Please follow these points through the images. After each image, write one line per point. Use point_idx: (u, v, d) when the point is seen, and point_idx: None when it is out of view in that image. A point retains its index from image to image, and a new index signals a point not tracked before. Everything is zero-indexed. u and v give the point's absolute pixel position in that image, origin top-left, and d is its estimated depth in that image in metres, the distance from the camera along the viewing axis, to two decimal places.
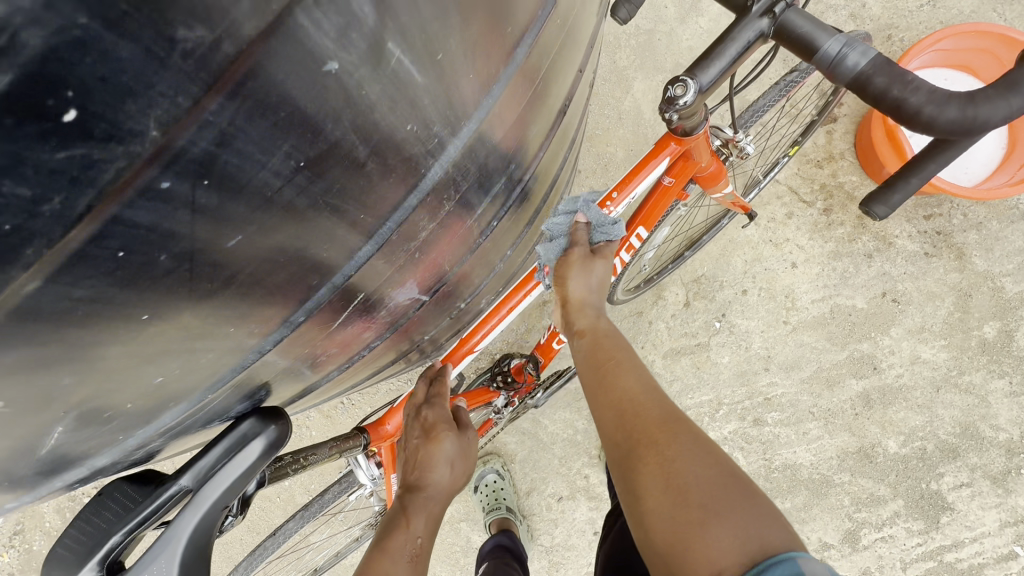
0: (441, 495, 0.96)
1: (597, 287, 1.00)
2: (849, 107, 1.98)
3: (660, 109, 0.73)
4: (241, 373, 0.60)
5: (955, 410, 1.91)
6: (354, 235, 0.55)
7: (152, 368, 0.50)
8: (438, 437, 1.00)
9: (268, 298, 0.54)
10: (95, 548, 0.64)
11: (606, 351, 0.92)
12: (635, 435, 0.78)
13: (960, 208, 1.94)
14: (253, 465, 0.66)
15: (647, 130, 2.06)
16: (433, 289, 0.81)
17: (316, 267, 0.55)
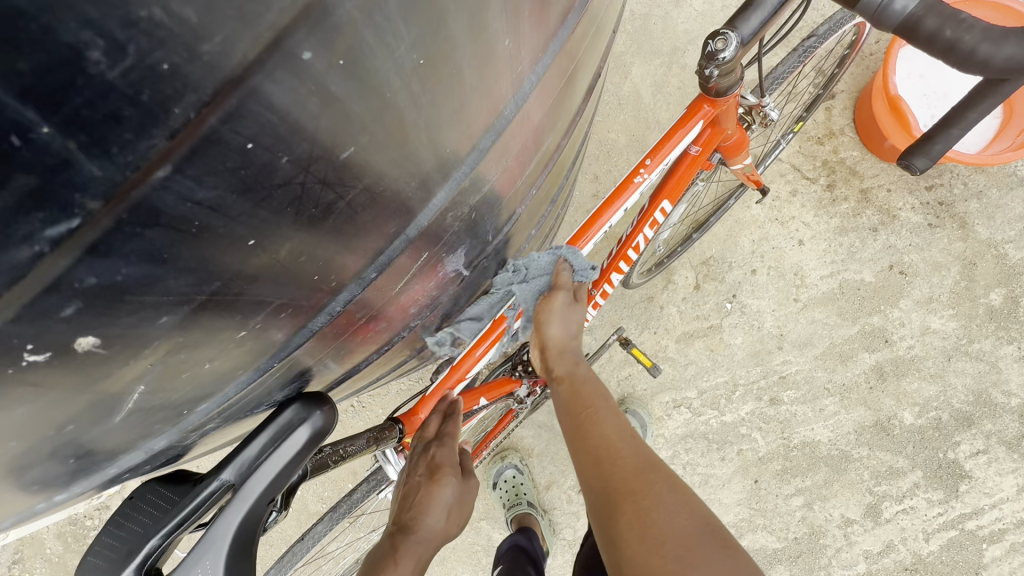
0: (433, 546, 0.87)
1: (572, 332, 1.00)
2: (846, 82, 1.99)
3: (700, 64, 0.72)
4: (284, 361, 0.55)
5: (967, 378, 1.93)
6: (406, 206, 0.51)
7: (212, 343, 0.45)
8: (444, 473, 0.93)
9: (319, 273, 0.49)
10: (131, 554, 0.59)
11: (584, 399, 0.90)
12: (614, 485, 0.76)
13: (960, 177, 1.96)
14: (297, 458, 0.60)
15: (647, 114, 2.06)
16: (472, 266, 0.76)
17: (367, 240, 0.50)
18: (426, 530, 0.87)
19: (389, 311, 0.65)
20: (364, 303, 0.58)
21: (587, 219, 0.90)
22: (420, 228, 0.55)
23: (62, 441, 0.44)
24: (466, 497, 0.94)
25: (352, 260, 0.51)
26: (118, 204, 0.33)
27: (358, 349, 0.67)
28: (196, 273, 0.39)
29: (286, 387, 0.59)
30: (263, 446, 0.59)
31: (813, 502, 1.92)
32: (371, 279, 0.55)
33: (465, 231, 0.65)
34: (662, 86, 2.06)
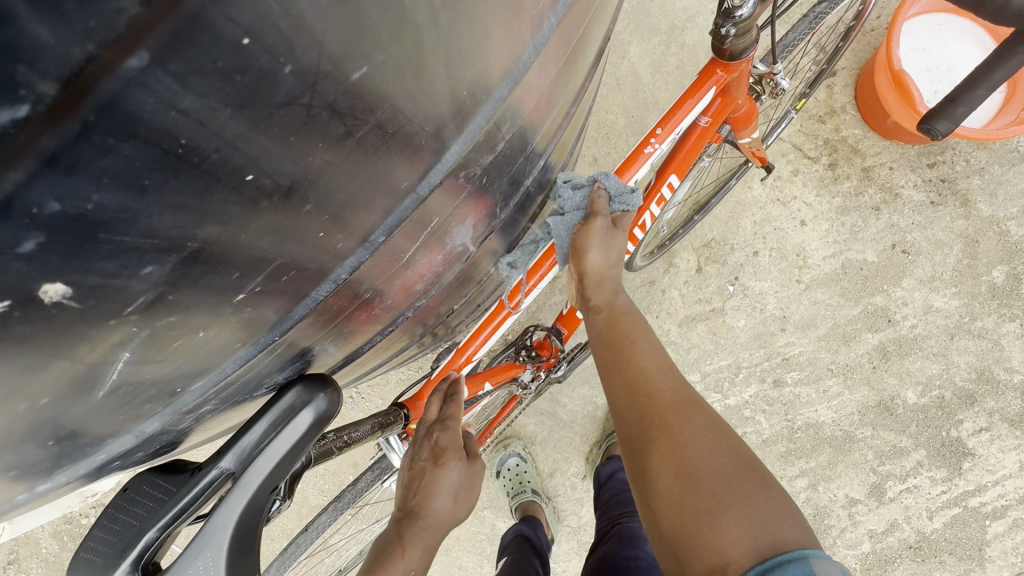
0: (440, 530, 0.88)
1: (610, 258, 0.94)
2: (847, 59, 1.96)
3: (716, 22, 0.72)
4: (283, 334, 0.51)
5: (970, 355, 1.92)
6: (416, 161, 0.47)
7: (211, 301, 0.41)
8: (448, 459, 0.92)
9: (321, 231, 0.45)
10: (128, 548, 0.56)
11: (623, 329, 0.87)
12: (652, 414, 0.74)
13: (962, 154, 1.94)
14: (301, 443, 0.56)
15: (646, 95, 2.02)
16: (480, 240, 0.72)
17: (374, 197, 0.46)
18: (432, 516, 0.88)
19: (395, 285, 0.62)
20: (365, 274, 0.53)
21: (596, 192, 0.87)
22: (432, 186, 0.51)
23: (38, 420, 0.40)
24: (472, 479, 0.94)
25: (361, 218, 0.47)
26: (80, 95, 0.27)
27: (362, 328, 0.64)
28: (187, 211, 0.34)
29: (292, 363, 0.56)
30: (263, 431, 0.55)
31: (817, 483, 1.91)
32: (378, 244, 0.51)
33: (475, 200, 0.62)
34: (660, 66, 2.02)
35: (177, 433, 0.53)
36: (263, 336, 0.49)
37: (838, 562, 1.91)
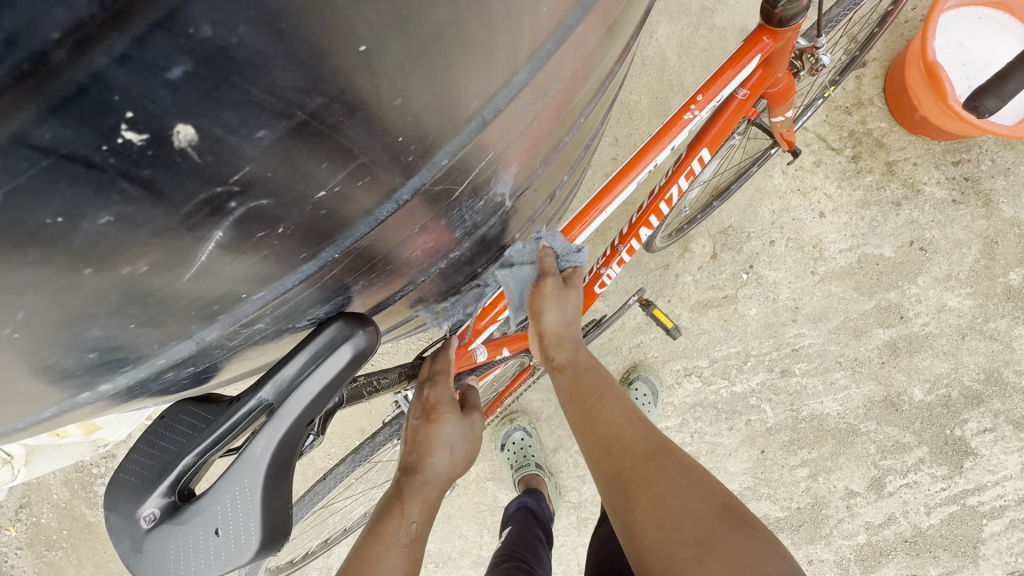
0: (441, 484, 0.95)
1: (568, 313, 1.04)
2: (879, 50, 1.92)
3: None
4: (309, 276, 0.48)
5: (980, 356, 1.92)
6: (463, 104, 0.44)
7: (304, 187, 0.40)
8: (441, 415, 0.98)
9: (358, 166, 0.42)
10: (166, 471, 0.59)
11: (590, 387, 0.96)
12: (623, 468, 0.82)
13: (989, 153, 1.91)
14: (336, 380, 0.58)
15: (671, 77, 2.00)
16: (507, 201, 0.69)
17: (415, 137, 0.43)
18: (430, 471, 0.94)
19: (448, 223, 0.60)
20: (394, 224, 0.51)
21: (632, 155, 0.86)
22: (498, 113, 0.48)
23: (84, 327, 0.39)
24: (471, 432, 1.01)
25: (429, 134, 0.44)
26: None
27: (405, 268, 0.62)
28: (283, 92, 0.33)
29: (331, 304, 0.55)
30: (303, 364, 0.57)
31: (817, 473, 1.93)
32: (410, 195, 0.48)
33: (527, 143, 0.58)
34: (688, 48, 1.99)
35: (204, 368, 0.52)
36: (295, 273, 0.47)
37: (833, 551, 1.94)
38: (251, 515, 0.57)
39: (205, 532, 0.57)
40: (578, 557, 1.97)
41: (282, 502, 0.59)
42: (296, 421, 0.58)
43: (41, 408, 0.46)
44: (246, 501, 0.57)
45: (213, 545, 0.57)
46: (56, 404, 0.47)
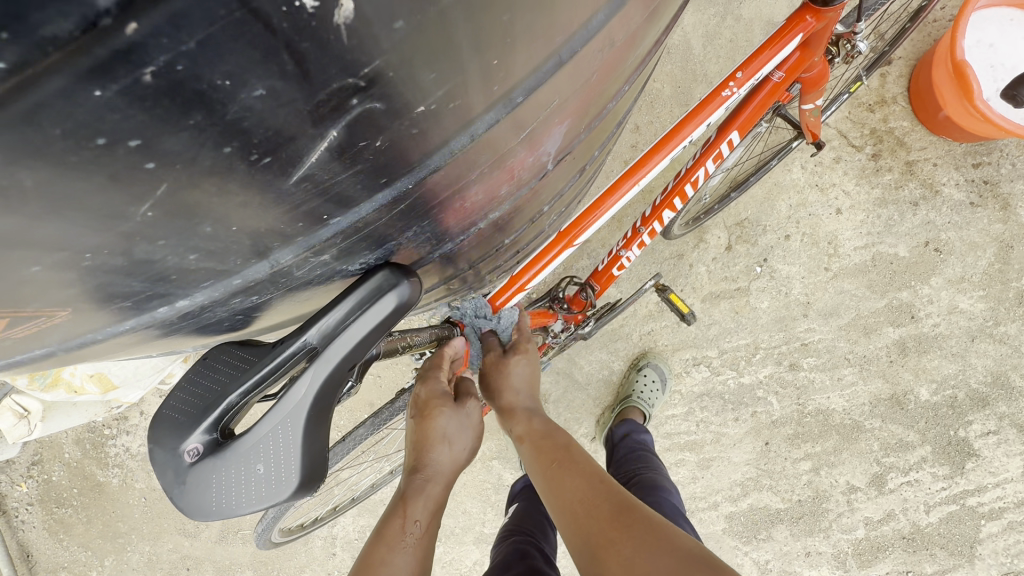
0: (445, 475, 0.98)
1: (523, 384, 1.08)
2: (905, 48, 1.91)
3: None
4: (353, 224, 0.43)
5: (988, 359, 1.93)
6: (545, 36, 0.38)
7: (395, 98, 0.35)
8: (436, 411, 0.98)
9: (424, 97, 0.36)
10: (209, 409, 0.60)
11: (550, 453, 0.96)
12: (590, 534, 0.80)
13: (1010, 156, 1.90)
14: (380, 327, 0.59)
15: (695, 67, 1.99)
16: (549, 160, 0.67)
17: (490, 72, 0.37)
18: (431, 468, 0.97)
19: (504, 171, 0.56)
20: (449, 176, 0.46)
21: (670, 128, 0.89)
22: (576, 52, 0.42)
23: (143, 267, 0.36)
24: (470, 423, 1.02)
25: (521, 59, 0.38)
26: None
27: (454, 220, 0.59)
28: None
29: (385, 246, 0.54)
30: (350, 307, 0.58)
31: (820, 467, 1.95)
32: (469, 142, 0.42)
33: (588, 94, 0.56)
34: (713, 38, 1.98)
35: (239, 310, 0.48)
36: (340, 218, 0.42)
37: (831, 545, 1.97)
38: (293, 454, 0.58)
39: (247, 468, 0.58)
40: (580, 539, 1.99)
41: (322, 442, 0.60)
42: (340, 363, 0.60)
43: (79, 335, 0.40)
44: (287, 442, 0.58)
45: (255, 480, 0.58)
46: (93, 332, 0.40)
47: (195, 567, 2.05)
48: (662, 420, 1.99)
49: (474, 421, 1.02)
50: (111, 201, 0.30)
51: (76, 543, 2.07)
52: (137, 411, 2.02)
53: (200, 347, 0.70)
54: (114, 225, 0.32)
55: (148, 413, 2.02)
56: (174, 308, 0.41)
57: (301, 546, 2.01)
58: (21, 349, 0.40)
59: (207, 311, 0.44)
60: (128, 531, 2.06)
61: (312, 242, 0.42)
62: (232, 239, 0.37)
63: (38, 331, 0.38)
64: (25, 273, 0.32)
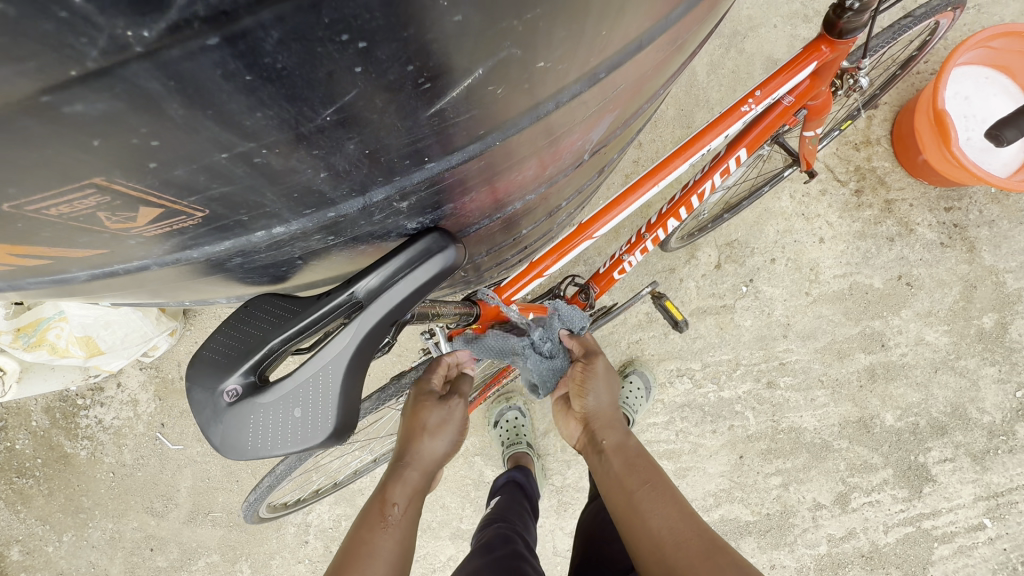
0: (426, 466, 0.97)
1: (608, 391, 1.09)
2: (891, 95, 2.06)
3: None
4: (432, 175, 0.46)
5: (948, 390, 2.05)
6: (634, 23, 0.43)
7: (531, 49, 0.38)
8: (420, 405, 1.01)
9: (530, 64, 0.40)
10: (251, 352, 0.62)
11: (642, 472, 0.96)
12: (679, 562, 0.82)
13: (977, 204, 2.05)
14: (422, 288, 0.62)
15: (699, 92, 2.09)
16: (587, 149, 0.71)
17: (587, 51, 0.42)
18: (414, 459, 0.97)
19: (557, 149, 0.60)
20: (521, 144, 0.49)
21: (692, 135, 0.95)
22: (648, 42, 0.48)
23: (268, 190, 0.39)
24: (455, 417, 1.01)
25: (619, 35, 0.43)
26: None
27: (499, 193, 0.62)
28: None
29: (443, 207, 0.57)
30: (399, 266, 0.61)
31: (789, 483, 2.03)
32: (546, 113, 0.46)
33: (636, 88, 0.62)
34: (717, 67, 2.09)
35: (314, 249, 0.51)
36: (424, 169, 0.45)
37: (795, 559, 2.04)
38: (329, 398, 0.61)
39: (284, 409, 0.60)
40: (554, 540, 2.01)
41: (358, 390, 0.63)
42: (383, 319, 0.63)
43: (183, 251, 0.43)
44: (326, 388, 0.61)
45: (290, 424, 0.60)
46: (197, 249, 0.43)
47: (158, 547, 1.99)
48: (644, 427, 2.06)
49: (458, 415, 1.01)
50: (301, 104, 0.34)
51: (34, 516, 1.99)
52: (114, 381, 1.97)
53: (234, 297, 0.71)
54: (291, 128, 0.35)
55: (126, 385, 1.97)
56: (272, 234, 0.44)
57: (273, 532, 1.98)
58: (134, 252, 0.42)
59: (310, 236, 0.47)
60: (91, 506, 1.99)
61: (405, 184, 0.45)
62: (359, 165, 0.41)
63: (165, 232, 0.40)
64: (204, 162, 0.35)
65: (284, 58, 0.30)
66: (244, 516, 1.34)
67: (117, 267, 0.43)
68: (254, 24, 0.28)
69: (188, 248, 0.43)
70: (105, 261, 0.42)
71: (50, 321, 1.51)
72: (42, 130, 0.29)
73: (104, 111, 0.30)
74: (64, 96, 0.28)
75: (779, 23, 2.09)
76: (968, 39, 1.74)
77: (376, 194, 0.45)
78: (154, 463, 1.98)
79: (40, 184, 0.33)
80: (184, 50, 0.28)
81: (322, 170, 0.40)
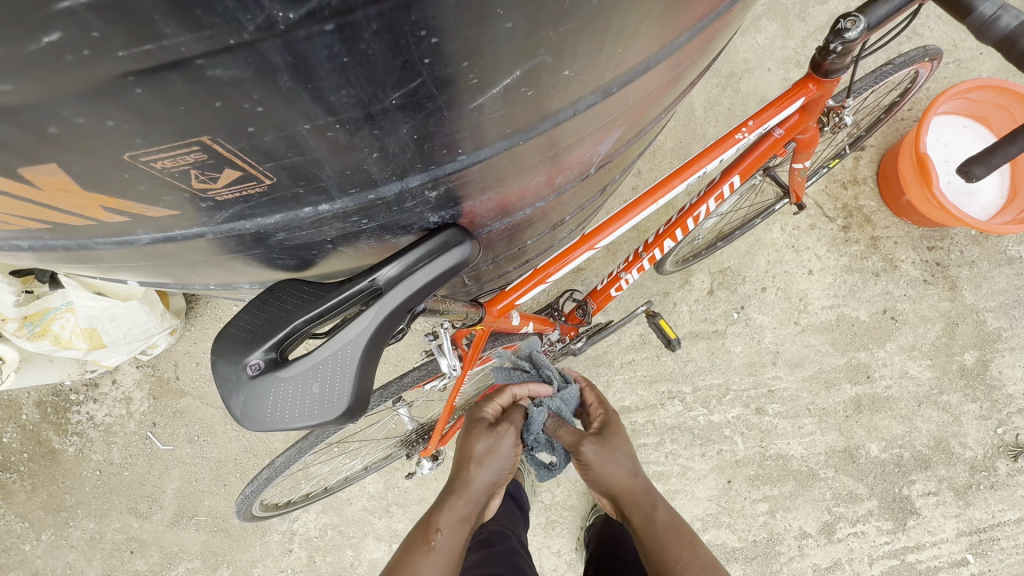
0: (475, 491, 1.09)
1: (615, 464, 1.12)
2: (876, 138, 2.18)
3: (830, 38, 0.85)
4: (458, 166, 0.51)
5: (932, 424, 2.10)
6: (645, 47, 0.50)
7: (561, 57, 0.44)
8: (473, 432, 1.13)
9: (556, 71, 0.46)
10: (274, 330, 0.66)
11: (674, 541, 1.05)
12: None
13: (958, 245, 2.15)
14: (436, 280, 0.67)
15: (696, 126, 2.20)
16: (592, 163, 0.77)
17: (603, 66, 0.48)
18: (465, 482, 1.09)
19: (569, 158, 0.67)
20: (535, 147, 0.55)
21: (688, 159, 1.01)
22: (655, 64, 0.54)
23: (331, 164, 0.45)
24: (506, 448, 1.11)
25: (632, 54, 0.50)
26: None
27: (510, 196, 0.68)
28: None
29: (462, 205, 0.62)
30: (417, 258, 0.66)
31: (776, 510, 2.05)
32: (562, 120, 0.52)
33: (640, 108, 0.69)
34: (714, 104, 2.21)
35: (352, 232, 0.56)
36: (454, 158, 0.50)
37: None
38: (347, 376, 0.65)
39: (303, 386, 0.64)
40: (540, 559, 2.00)
41: (372, 371, 0.67)
42: (398, 306, 0.67)
43: (240, 223, 0.49)
44: (344, 367, 0.65)
45: (309, 399, 0.64)
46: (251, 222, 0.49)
47: (139, 550, 1.96)
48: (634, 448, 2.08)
49: (509, 447, 1.11)
50: (377, 87, 0.39)
51: (15, 512, 1.96)
52: (110, 378, 1.98)
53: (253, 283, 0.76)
54: (364, 107, 0.41)
55: (121, 382, 1.98)
56: (317, 211, 0.49)
57: (257, 539, 1.95)
58: (199, 218, 0.48)
59: (356, 213, 0.52)
60: (74, 504, 1.96)
61: (438, 174, 0.51)
62: (409, 149, 0.46)
63: (236, 197, 0.46)
64: (289, 131, 0.40)
65: (375, 45, 0.36)
66: (238, 510, 1.34)
67: (179, 233, 0.50)
68: (363, 15, 0.34)
69: (247, 219, 0.49)
70: (174, 220, 0.47)
71: (57, 311, 1.54)
72: (168, 90, 0.34)
73: (235, 76, 0.35)
74: (209, 61, 0.33)
75: (772, 67, 2.23)
76: (948, 89, 1.85)
77: (412, 180, 0.50)
78: (142, 463, 1.96)
79: (159, 140, 0.38)
80: (300, 32, 0.33)
81: (381, 149, 0.45)
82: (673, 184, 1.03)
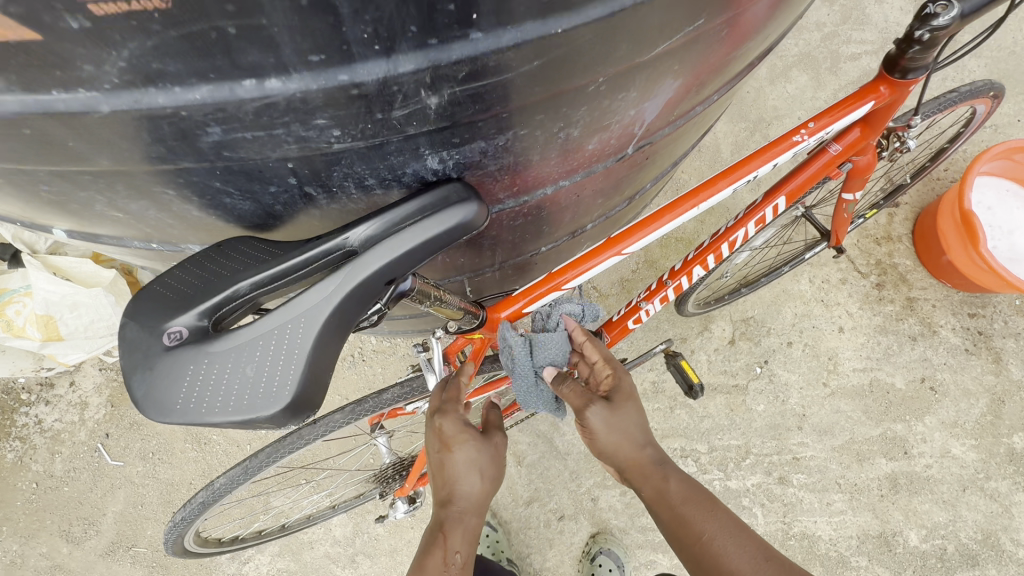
0: (468, 512, 0.88)
1: (626, 432, 0.91)
2: (912, 195, 2.07)
3: (914, 23, 0.74)
4: (474, 43, 0.44)
5: (979, 514, 1.84)
6: None
7: None
8: (443, 445, 0.89)
9: None
10: (209, 293, 0.50)
11: (700, 517, 0.86)
12: None
13: (1002, 314, 1.98)
14: (434, 241, 0.53)
15: (723, 167, 2.10)
16: (638, 139, 0.67)
17: None
18: (452, 504, 0.88)
19: (591, 108, 0.57)
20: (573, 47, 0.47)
21: (735, 160, 0.89)
22: None
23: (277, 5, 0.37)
24: (486, 449, 0.91)
25: None
26: None
27: (537, 142, 0.59)
28: None
29: (475, 131, 0.54)
30: (409, 213, 0.51)
31: None
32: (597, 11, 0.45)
33: (698, 68, 0.60)
34: (742, 147, 2.13)
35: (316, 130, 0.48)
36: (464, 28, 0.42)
37: None
38: (294, 364, 0.49)
39: (255, 353, 0.49)
40: None
41: (338, 349, 0.52)
42: (381, 273, 0.52)
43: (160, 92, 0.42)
44: (292, 348, 0.49)
45: (240, 388, 0.48)
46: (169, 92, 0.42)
47: None
48: None
49: (488, 447, 0.92)
50: None
51: None
52: (68, 379, 1.80)
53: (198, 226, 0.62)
54: None
55: (80, 385, 1.80)
56: (262, 84, 0.42)
57: None
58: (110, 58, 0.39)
59: (322, 100, 0.45)
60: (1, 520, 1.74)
61: (438, 56, 0.44)
62: None
63: (116, 13, 0.37)
64: None
65: None
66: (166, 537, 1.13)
67: (55, 98, 0.42)
68: None
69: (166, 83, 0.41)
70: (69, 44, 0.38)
71: (14, 294, 1.41)
72: None
73: None
74: None
75: (803, 116, 2.16)
76: (992, 147, 1.75)
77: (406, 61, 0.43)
78: (85, 479, 1.75)
79: None
80: None
81: None
82: (716, 186, 0.90)
